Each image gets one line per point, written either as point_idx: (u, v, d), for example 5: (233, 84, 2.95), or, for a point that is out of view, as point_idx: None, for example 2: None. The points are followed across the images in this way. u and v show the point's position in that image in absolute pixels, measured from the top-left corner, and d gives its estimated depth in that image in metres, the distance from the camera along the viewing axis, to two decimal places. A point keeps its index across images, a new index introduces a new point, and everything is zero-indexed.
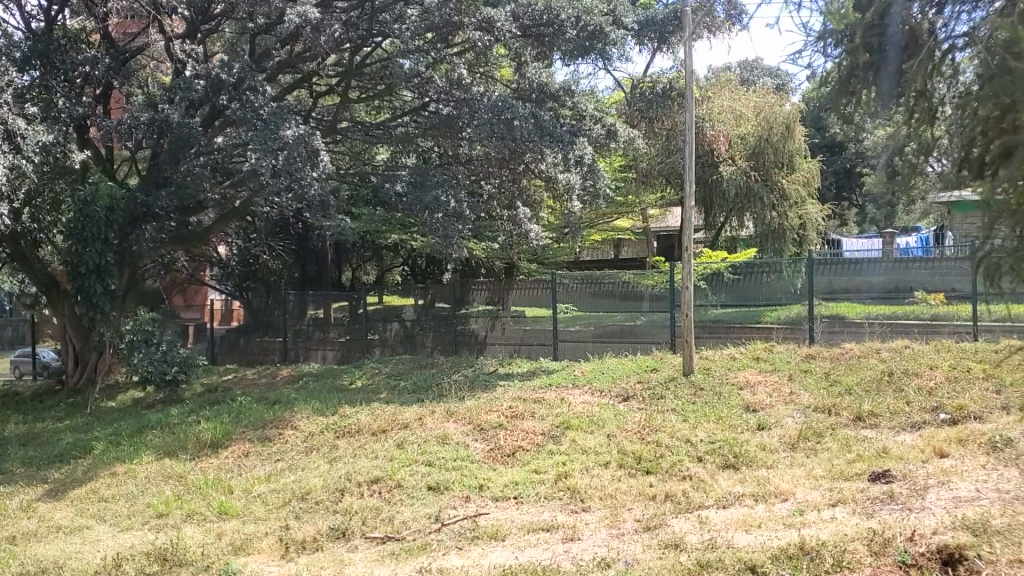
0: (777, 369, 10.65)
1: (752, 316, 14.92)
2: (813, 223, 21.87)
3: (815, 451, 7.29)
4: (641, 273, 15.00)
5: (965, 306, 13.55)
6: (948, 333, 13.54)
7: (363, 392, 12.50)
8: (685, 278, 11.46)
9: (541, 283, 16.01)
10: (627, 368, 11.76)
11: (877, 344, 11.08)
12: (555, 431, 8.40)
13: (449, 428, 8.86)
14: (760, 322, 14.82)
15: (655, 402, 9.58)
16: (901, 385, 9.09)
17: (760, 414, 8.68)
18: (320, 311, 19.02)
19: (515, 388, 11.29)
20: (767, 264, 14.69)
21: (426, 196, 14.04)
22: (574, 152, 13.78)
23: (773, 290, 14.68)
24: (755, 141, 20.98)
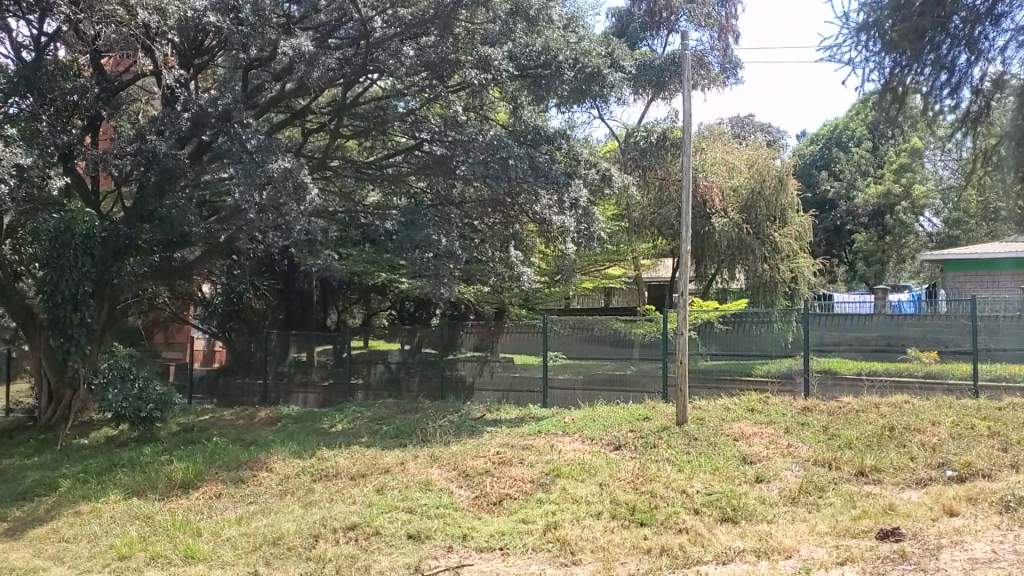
0: (773, 422, 10.30)
1: (744, 369, 14.47)
2: (806, 277, 21.52)
3: (817, 506, 6.93)
4: (632, 321, 14.90)
5: (960, 364, 13.47)
6: (944, 390, 13.37)
7: (345, 435, 12.08)
8: (681, 325, 11.08)
9: (532, 329, 15.75)
10: (618, 417, 11.38)
11: (876, 399, 10.73)
12: (545, 478, 8.02)
13: (432, 473, 8.45)
14: (751, 376, 14.39)
15: (647, 451, 9.21)
16: (903, 440, 8.75)
17: (757, 467, 8.31)
18: (304, 351, 18.61)
19: (502, 435, 10.89)
20: (756, 315, 14.38)
21: (417, 234, 13.74)
22: (569, 195, 13.59)
23: (763, 342, 14.32)
24: (749, 193, 20.83)
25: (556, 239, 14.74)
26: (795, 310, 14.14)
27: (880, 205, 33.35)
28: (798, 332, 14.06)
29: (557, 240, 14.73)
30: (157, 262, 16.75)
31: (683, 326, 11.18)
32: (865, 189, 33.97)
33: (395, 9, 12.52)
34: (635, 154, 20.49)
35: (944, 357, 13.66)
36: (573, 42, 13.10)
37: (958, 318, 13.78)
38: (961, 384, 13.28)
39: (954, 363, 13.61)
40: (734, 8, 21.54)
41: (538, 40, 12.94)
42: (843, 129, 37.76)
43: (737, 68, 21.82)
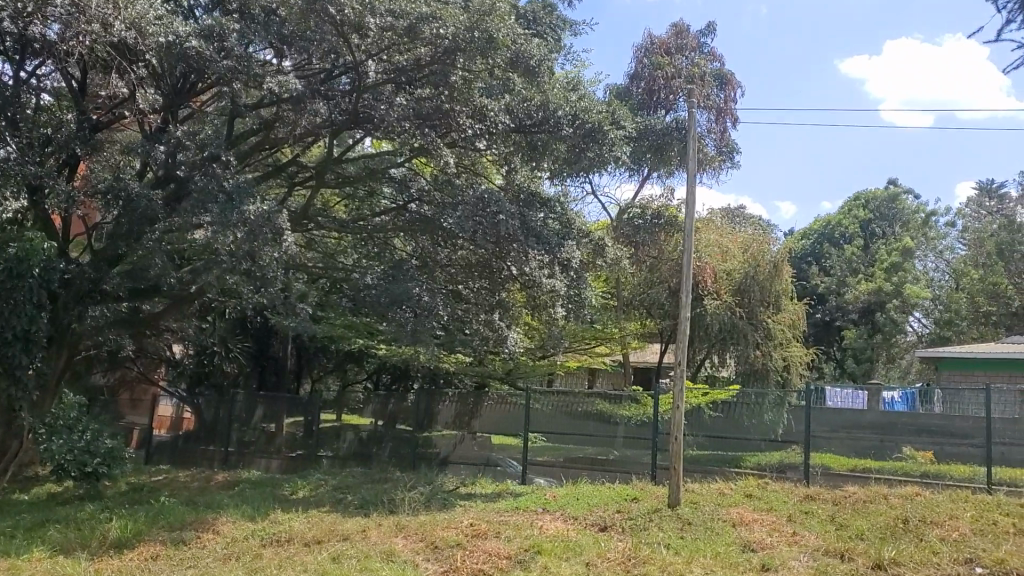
0: (775, 509, 9.43)
1: (730, 458, 13.71)
2: (797, 366, 20.88)
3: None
4: (618, 401, 13.95)
5: (962, 465, 12.46)
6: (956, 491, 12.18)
7: (306, 503, 11.09)
8: (679, 400, 10.25)
9: (513, 404, 14.88)
10: (604, 496, 10.51)
11: (884, 489, 9.93)
12: (524, 554, 7.12)
13: (396, 544, 7.51)
14: (739, 467, 13.55)
15: (637, 532, 8.34)
16: (920, 533, 7.91)
17: (761, 554, 7.45)
18: (272, 416, 17.63)
19: (477, 509, 9.96)
20: (747, 405, 13.73)
21: (397, 288, 13.13)
22: (562, 257, 13.07)
23: (748, 434, 13.54)
24: (743, 276, 20.27)
25: (543, 307, 14.10)
26: (787, 400, 13.56)
27: (870, 302, 32.94)
28: (790, 425, 13.41)
29: (545, 309, 14.09)
30: (123, 311, 15.89)
31: (682, 399, 10.37)
32: (855, 285, 33.66)
33: (391, 55, 12.00)
34: (629, 230, 20.02)
35: (941, 457, 12.70)
36: (572, 99, 12.84)
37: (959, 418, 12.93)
38: (966, 484, 12.22)
39: (953, 464, 12.62)
40: (734, 92, 21.49)
41: (537, 95, 12.62)
42: (835, 225, 37.69)
43: (734, 150, 21.57)
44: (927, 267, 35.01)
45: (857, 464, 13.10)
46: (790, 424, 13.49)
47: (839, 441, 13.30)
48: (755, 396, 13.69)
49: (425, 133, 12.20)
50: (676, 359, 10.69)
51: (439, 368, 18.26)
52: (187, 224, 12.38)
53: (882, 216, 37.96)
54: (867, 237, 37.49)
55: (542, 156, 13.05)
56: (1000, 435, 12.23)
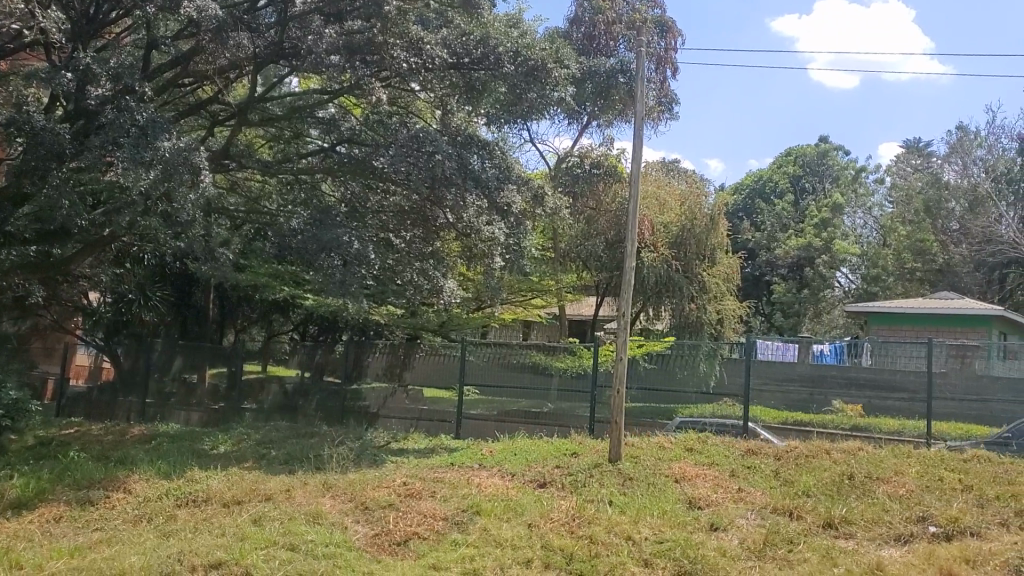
0: (717, 463, 9.14)
1: (663, 412, 13.61)
2: (731, 321, 20.81)
3: (789, 563, 5.74)
4: (553, 353, 13.46)
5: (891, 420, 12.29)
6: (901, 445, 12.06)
7: (227, 459, 10.48)
8: (622, 352, 9.83)
9: (447, 356, 14.35)
10: (542, 451, 10.14)
11: (825, 443, 9.75)
12: (462, 515, 6.66)
13: (323, 504, 6.97)
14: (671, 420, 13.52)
15: (578, 490, 7.97)
16: (867, 490, 7.71)
17: (707, 511, 7.13)
18: (193, 367, 16.82)
19: (410, 465, 9.48)
20: (679, 355, 13.32)
21: (325, 233, 12.47)
22: (500, 202, 12.56)
23: (681, 386, 13.35)
24: (680, 229, 19.96)
25: (479, 257, 13.58)
26: (722, 352, 13.09)
27: (799, 258, 33.23)
28: (722, 379, 13.14)
29: (481, 257, 13.60)
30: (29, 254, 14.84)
31: (626, 352, 9.98)
32: (785, 240, 33.92)
33: None
34: (567, 180, 19.56)
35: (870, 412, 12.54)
36: (515, 35, 12.21)
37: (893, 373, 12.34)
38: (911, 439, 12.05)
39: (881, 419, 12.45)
40: (673, 40, 20.97)
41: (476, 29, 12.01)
42: (767, 180, 37.88)
43: (674, 102, 21.20)
44: (855, 223, 35.43)
45: (789, 418, 12.87)
46: (721, 375, 13.22)
47: (771, 394, 12.98)
48: (690, 347, 13.17)
49: (356, 68, 11.48)
50: (620, 308, 10.27)
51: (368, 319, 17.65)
52: (98, 160, 11.46)
53: (813, 172, 38.30)
54: (798, 192, 37.79)
55: (480, 100, 12.45)
56: (943, 391, 11.94)
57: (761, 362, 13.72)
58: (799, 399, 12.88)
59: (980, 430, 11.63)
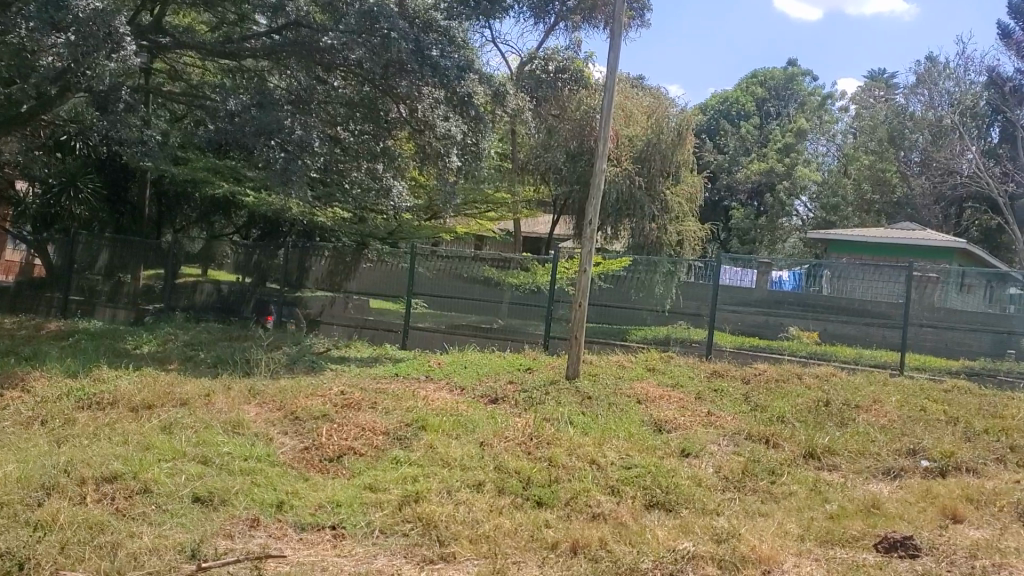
0: (683, 385, 8.46)
1: (613, 332, 12.71)
2: (691, 242, 20.12)
3: (774, 497, 5.07)
4: (506, 267, 12.71)
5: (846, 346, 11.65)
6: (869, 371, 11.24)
7: (148, 360, 9.55)
8: (587, 261, 8.89)
9: (394, 264, 13.31)
10: (495, 364, 9.41)
11: (796, 368, 9.14)
12: (405, 430, 5.87)
13: (246, 412, 6.11)
14: (623, 340, 12.58)
15: (534, 407, 7.23)
16: (846, 419, 7.11)
17: (677, 435, 6.45)
18: (121, 263, 15.68)
19: (349, 374, 8.65)
20: (634, 276, 12.63)
21: (265, 117, 11.40)
22: (460, 92, 11.56)
23: (636, 309, 12.62)
24: (645, 142, 18.99)
25: (433, 157, 12.63)
26: (678, 275, 12.33)
27: (759, 183, 32.64)
28: (677, 301, 12.36)
29: (434, 158, 12.68)
30: None
31: (590, 263, 8.98)
32: (747, 165, 33.33)
33: None
34: (530, 83, 18.53)
35: (826, 338, 11.82)
36: None
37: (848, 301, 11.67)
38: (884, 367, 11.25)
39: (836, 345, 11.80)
40: None
41: None
42: (731, 102, 37.12)
43: (645, 9, 20.11)
44: (817, 151, 34.91)
45: (746, 342, 12.03)
46: (676, 299, 12.43)
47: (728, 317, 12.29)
48: (645, 267, 12.49)
49: None
50: (585, 212, 9.17)
51: (312, 221, 16.64)
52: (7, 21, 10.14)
53: (778, 96, 37.67)
54: (762, 116, 37.03)
55: None
56: (918, 317, 11.17)
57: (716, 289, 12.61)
58: (754, 323, 12.31)
59: (938, 362, 11.05)
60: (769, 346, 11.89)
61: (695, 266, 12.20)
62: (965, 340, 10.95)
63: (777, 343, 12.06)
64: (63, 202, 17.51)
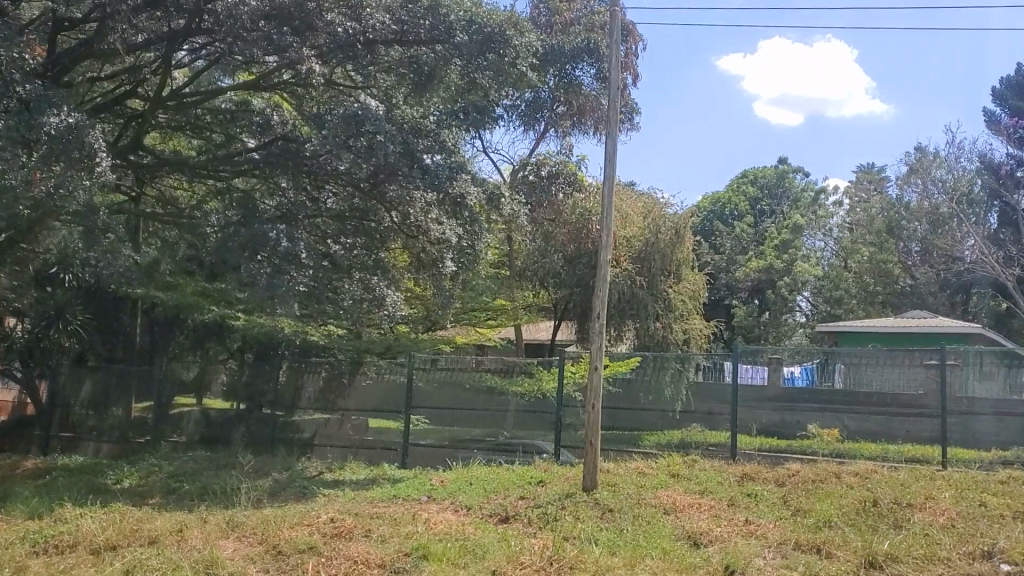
0: (711, 491, 7.70)
1: (628, 441, 11.76)
2: (698, 342, 19.47)
3: None
4: (510, 375, 12.03)
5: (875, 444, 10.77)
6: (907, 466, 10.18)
7: (127, 495, 8.79)
8: (597, 359, 8.25)
9: (393, 379, 12.68)
10: (503, 479, 8.64)
11: (832, 467, 8.39)
12: (404, 561, 5.12)
13: (223, 549, 5.36)
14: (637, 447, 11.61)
15: (550, 526, 6.47)
16: (900, 519, 6.35)
17: (714, 549, 5.70)
18: (107, 394, 14.98)
19: (344, 499, 7.89)
20: (642, 381, 12.11)
21: (250, 230, 10.93)
22: (452, 193, 11.16)
23: (645, 414, 11.87)
24: (644, 243, 18.55)
25: (428, 263, 12.30)
26: (687, 375, 11.76)
27: (760, 281, 32.22)
28: (689, 403, 11.55)
29: (429, 265, 12.30)
30: None
31: (601, 361, 8.34)
32: (745, 263, 33.01)
33: None
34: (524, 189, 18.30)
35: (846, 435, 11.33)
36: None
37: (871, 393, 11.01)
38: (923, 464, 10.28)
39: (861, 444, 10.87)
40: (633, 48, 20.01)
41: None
42: (724, 202, 37.11)
43: (634, 112, 20.09)
44: (815, 246, 34.65)
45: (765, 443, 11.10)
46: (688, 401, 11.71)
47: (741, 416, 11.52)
48: (655, 368, 12.07)
49: (279, 34, 10.30)
50: (591, 305, 8.60)
51: (306, 340, 16.06)
52: None
53: (770, 194, 37.70)
54: (756, 215, 36.98)
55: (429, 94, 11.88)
56: (955, 404, 10.20)
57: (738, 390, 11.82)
58: (771, 423, 11.68)
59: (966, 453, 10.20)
60: (793, 446, 10.96)
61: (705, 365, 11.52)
62: (991, 431, 10.11)
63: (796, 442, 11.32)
64: (51, 335, 16.68)
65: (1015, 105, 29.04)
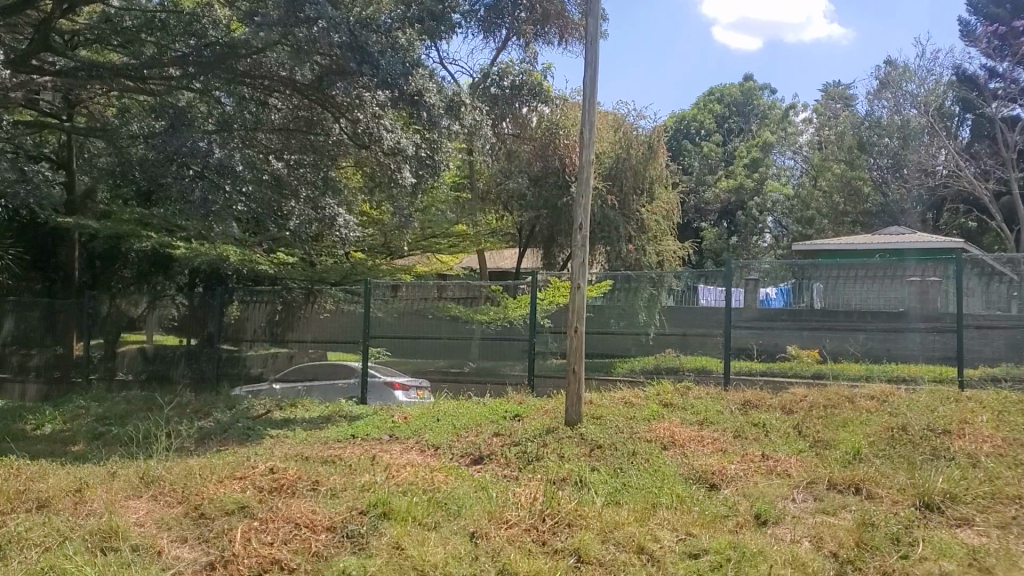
0: (712, 421, 6.77)
1: (597, 368, 10.54)
2: (671, 263, 18.46)
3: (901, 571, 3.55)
4: (474, 304, 11.05)
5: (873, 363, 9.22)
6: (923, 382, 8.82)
7: (44, 444, 7.68)
8: (580, 275, 7.22)
9: (350, 310, 11.64)
10: (474, 414, 7.67)
11: (843, 390, 7.50)
12: (359, 523, 4.27)
13: (131, 517, 4.34)
14: (608, 375, 10.36)
15: (533, 471, 5.48)
16: (940, 450, 5.46)
17: (731, 492, 4.78)
18: (37, 332, 13.71)
19: (293, 442, 6.86)
20: (615, 307, 10.51)
21: (178, 137, 9.38)
22: (408, 91, 9.86)
23: (615, 342, 10.49)
24: (614, 159, 17.36)
25: (384, 180, 11.00)
26: (660, 299, 10.28)
27: (729, 201, 31.85)
28: (663, 326, 10.17)
29: (386, 180, 10.96)
30: None
31: (585, 281, 7.31)
32: (714, 183, 32.29)
33: None
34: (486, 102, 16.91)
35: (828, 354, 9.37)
36: None
37: (847, 312, 9.40)
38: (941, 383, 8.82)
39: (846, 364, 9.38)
40: None
41: None
42: (690, 121, 36.03)
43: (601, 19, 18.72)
44: (783, 165, 33.77)
45: (749, 366, 9.48)
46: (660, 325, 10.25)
47: (708, 339, 9.79)
48: (625, 290, 10.49)
49: None
50: (573, 215, 7.49)
51: (255, 269, 14.85)
52: None
53: (736, 112, 36.69)
54: (723, 134, 35.92)
55: None
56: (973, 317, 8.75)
57: (706, 307, 10.01)
58: (744, 342, 9.59)
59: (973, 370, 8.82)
60: (768, 367, 9.47)
61: (678, 290, 10.20)
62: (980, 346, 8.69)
63: (776, 365, 9.43)
64: None
65: (992, 13, 27.80)
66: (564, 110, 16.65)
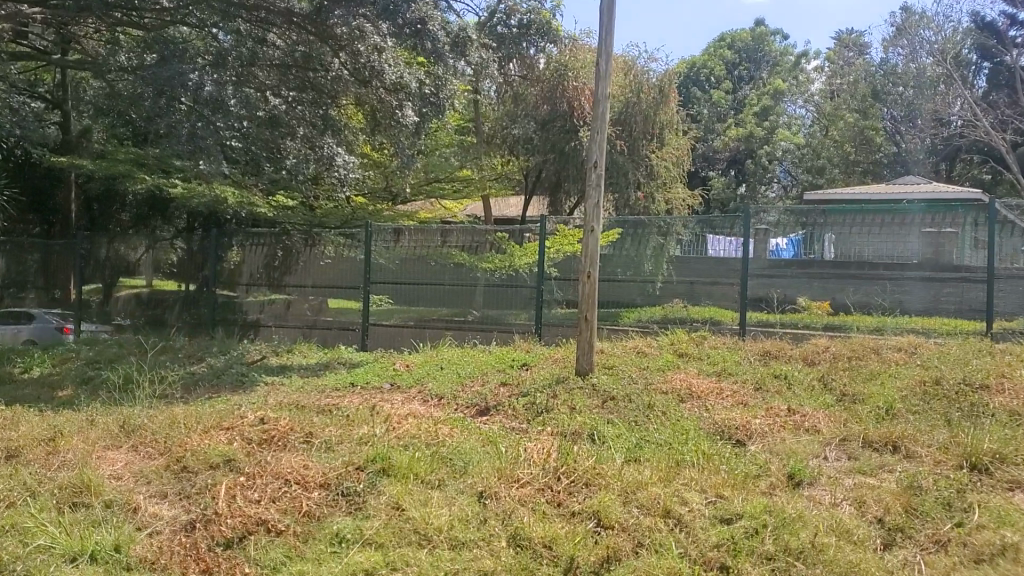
0: (732, 373, 6.41)
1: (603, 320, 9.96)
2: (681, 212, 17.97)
3: (938, 543, 3.33)
4: (478, 251, 10.54)
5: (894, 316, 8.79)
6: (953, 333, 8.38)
7: (30, 387, 7.36)
8: (594, 220, 6.82)
9: (349, 254, 11.19)
10: (480, 362, 7.34)
11: (867, 342, 7.13)
12: (355, 479, 4.03)
13: (104, 470, 4.18)
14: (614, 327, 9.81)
15: (544, 424, 5.13)
16: (983, 407, 5.07)
17: (758, 449, 4.44)
18: (30, 274, 13.38)
19: (289, 390, 6.53)
20: (621, 256, 9.90)
21: (166, 69, 8.92)
22: (410, 20, 9.42)
23: (621, 292, 9.90)
24: (624, 103, 16.78)
25: (387, 120, 10.60)
26: (667, 248, 9.63)
27: (738, 149, 31.20)
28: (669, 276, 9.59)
29: (388, 119, 10.55)
30: None
31: (598, 226, 6.91)
32: (724, 131, 31.71)
33: None
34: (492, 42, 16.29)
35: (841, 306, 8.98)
36: None
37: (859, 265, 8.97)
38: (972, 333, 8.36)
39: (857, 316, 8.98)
40: None
41: None
42: (701, 67, 35.29)
43: None
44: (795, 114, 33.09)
45: (765, 318, 9.12)
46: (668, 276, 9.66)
47: (720, 289, 9.37)
48: (632, 238, 9.84)
49: None
50: (588, 155, 7.03)
51: (254, 213, 14.44)
52: None
53: (748, 58, 35.90)
54: (733, 80, 35.18)
55: None
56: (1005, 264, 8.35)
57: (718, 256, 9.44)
58: (758, 293, 9.22)
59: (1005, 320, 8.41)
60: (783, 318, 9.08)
61: (687, 239, 9.54)
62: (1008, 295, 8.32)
63: (792, 317, 9.04)
64: None
65: None
66: (572, 51, 15.44)
